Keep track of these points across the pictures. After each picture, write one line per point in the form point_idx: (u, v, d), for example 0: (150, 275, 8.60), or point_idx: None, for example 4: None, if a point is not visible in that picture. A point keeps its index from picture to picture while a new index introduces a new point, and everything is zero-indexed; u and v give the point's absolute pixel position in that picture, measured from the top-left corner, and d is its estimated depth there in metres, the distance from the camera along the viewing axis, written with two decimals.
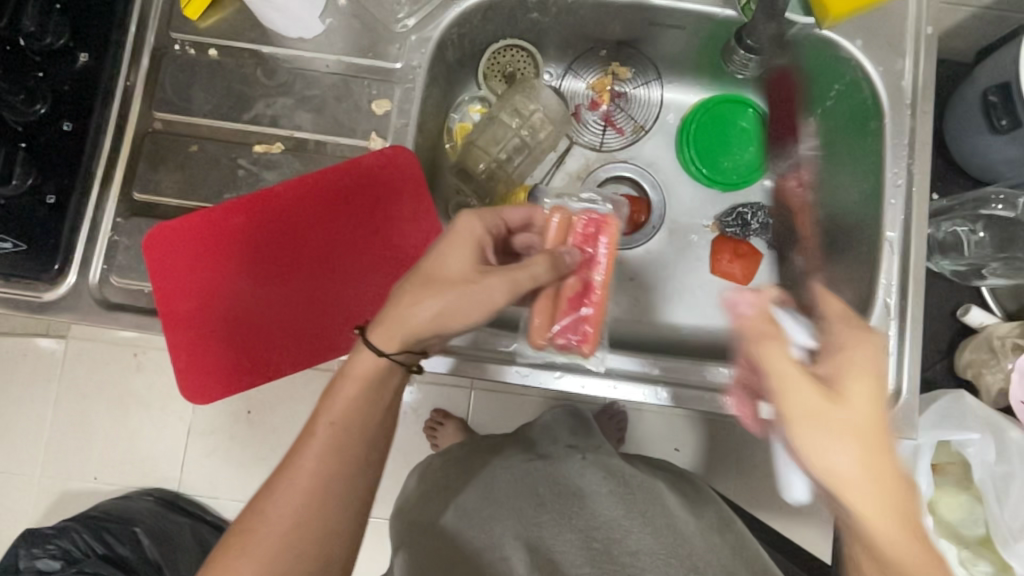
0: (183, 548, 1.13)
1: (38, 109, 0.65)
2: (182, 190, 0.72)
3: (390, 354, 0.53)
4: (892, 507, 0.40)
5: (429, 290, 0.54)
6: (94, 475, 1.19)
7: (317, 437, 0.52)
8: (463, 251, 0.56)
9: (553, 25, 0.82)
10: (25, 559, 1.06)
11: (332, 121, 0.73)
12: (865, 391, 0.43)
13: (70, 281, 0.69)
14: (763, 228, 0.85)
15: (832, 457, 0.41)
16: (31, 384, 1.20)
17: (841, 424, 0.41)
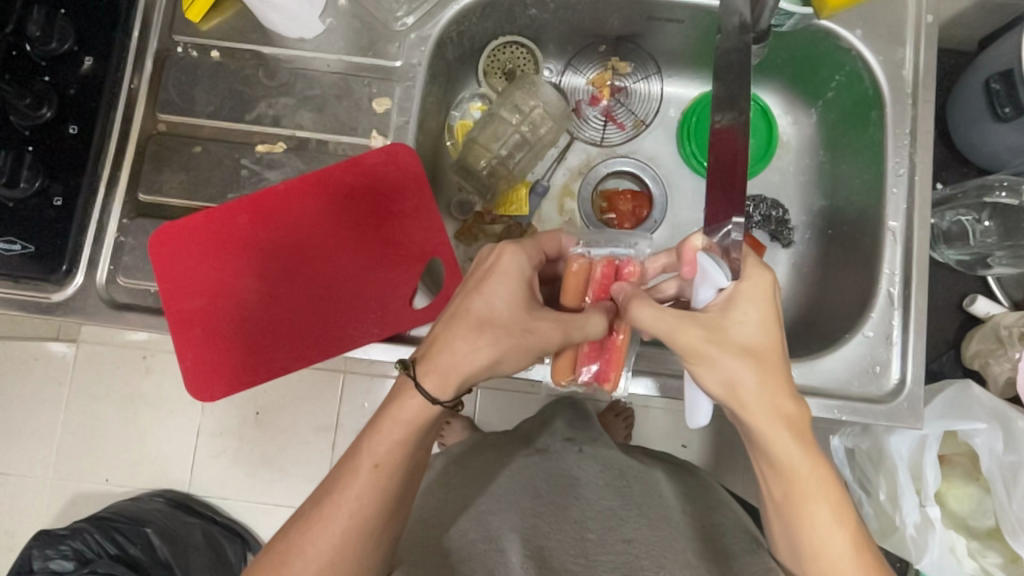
0: (194, 547, 1.15)
1: (44, 112, 0.67)
2: (186, 190, 0.73)
3: (444, 403, 0.53)
4: (777, 409, 0.51)
5: (484, 335, 0.53)
6: (106, 477, 1.20)
7: (361, 477, 0.54)
8: (509, 288, 0.56)
9: (552, 21, 0.82)
10: (39, 559, 1.06)
11: (332, 119, 0.74)
12: (748, 319, 0.52)
13: (78, 282, 0.70)
14: (764, 220, 0.85)
15: (722, 377, 0.51)
16: (43, 387, 1.22)
17: (723, 348, 0.51)
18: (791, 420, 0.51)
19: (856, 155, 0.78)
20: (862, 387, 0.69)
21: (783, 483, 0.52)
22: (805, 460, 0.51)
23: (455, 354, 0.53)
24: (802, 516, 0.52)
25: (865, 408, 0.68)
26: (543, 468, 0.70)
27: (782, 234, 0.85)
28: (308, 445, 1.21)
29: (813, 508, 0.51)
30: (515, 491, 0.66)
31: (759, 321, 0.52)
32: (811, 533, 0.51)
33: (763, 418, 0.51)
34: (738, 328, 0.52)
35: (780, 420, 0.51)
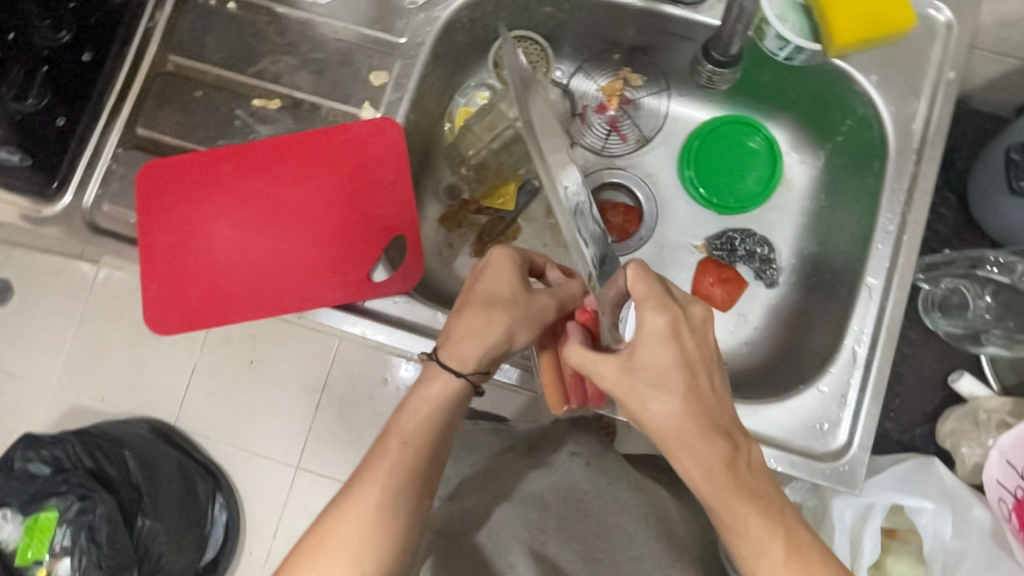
0: (166, 477, 1.15)
1: (62, 36, 0.71)
2: (180, 131, 0.75)
3: (467, 374, 0.60)
4: (689, 437, 0.52)
5: (493, 307, 0.60)
6: (101, 396, 1.26)
7: (391, 454, 0.59)
8: (508, 271, 0.62)
9: (568, 21, 0.81)
10: (21, 459, 1.10)
11: (330, 84, 0.75)
12: (658, 349, 0.52)
13: (66, 201, 0.74)
14: (749, 256, 0.83)
15: (634, 411, 0.54)
16: (58, 301, 1.28)
17: (632, 383, 0.53)
18: (705, 444, 0.52)
19: (854, 205, 0.76)
20: (805, 442, 0.67)
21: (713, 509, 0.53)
22: (726, 489, 0.52)
23: (473, 330, 0.59)
24: (741, 542, 0.52)
25: (804, 463, 0.65)
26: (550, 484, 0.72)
27: (766, 274, 0.83)
28: (291, 402, 1.24)
29: (747, 532, 0.51)
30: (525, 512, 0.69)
31: (665, 352, 0.52)
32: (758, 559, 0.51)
33: (682, 446, 0.53)
34: (651, 362, 0.53)
35: (695, 456, 0.52)
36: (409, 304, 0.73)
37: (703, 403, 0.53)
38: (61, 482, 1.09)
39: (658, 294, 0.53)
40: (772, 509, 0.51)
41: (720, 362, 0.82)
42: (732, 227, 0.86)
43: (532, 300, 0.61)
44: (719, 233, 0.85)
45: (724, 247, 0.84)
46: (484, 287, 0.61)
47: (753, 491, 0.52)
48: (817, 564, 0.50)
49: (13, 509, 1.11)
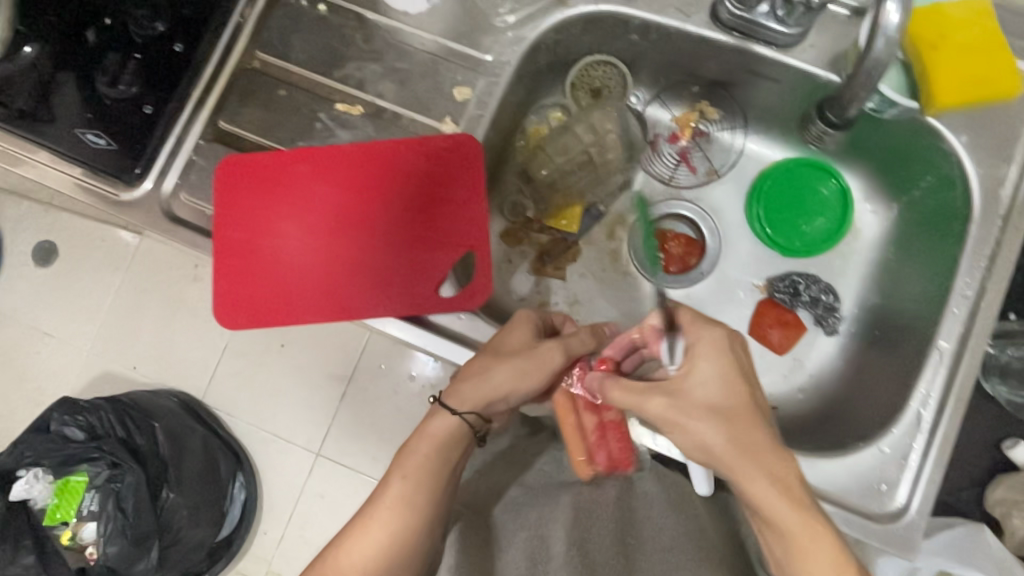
0: (191, 453, 1.17)
1: (157, 26, 0.74)
2: (261, 129, 0.76)
3: (460, 412, 0.65)
4: (754, 470, 0.52)
5: (500, 356, 0.65)
6: (133, 365, 1.27)
7: (392, 494, 0.64)
8: (522, 329, 0.67)
9: (650, 49, 0.80)
10: (56, 423, 1.12)
11: (412, 95, 0.75)
12: (710, 364, 0.55)
13: (145, 187, 0.75)
14: (812, 302, 0.83)
15: (697, 443, 0.54)
16: (101, 272, 1.30)
17: (690, 412, 0.54)
18: (770, 475, 0.52)
19: (927, 263, 0.74)
20: (860, 500, 0.66)
21: (781, 543, 0.52)
22: (791, 509, 0.52)
23: (476, 374, 0.65)
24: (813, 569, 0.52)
25: (859, 522, 0.65)
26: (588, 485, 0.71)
27: (827, 322, 0.83)
28: (314, 391, 1.23)
29: (815, 564, 0.51)
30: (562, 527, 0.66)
31: (720, 377, 0.55)
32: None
33: (746, 481, 0.52)
34: (703, 381, 0.55)
35: (762, 478, 0.52)
36: (472, 323, 0.73)
37: (759, 420, 0.54)
38: (93, 448, 1.12)
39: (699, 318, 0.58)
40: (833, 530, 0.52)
41: (771, 406, 0.82)
42: (795, 271, 0.85)
43: (534, 352, 0.65)
44: (783, 275, 0.84)
45: (786, 290, 0.83)
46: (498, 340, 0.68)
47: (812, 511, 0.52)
48: None
49: (44, 469, 1.12)
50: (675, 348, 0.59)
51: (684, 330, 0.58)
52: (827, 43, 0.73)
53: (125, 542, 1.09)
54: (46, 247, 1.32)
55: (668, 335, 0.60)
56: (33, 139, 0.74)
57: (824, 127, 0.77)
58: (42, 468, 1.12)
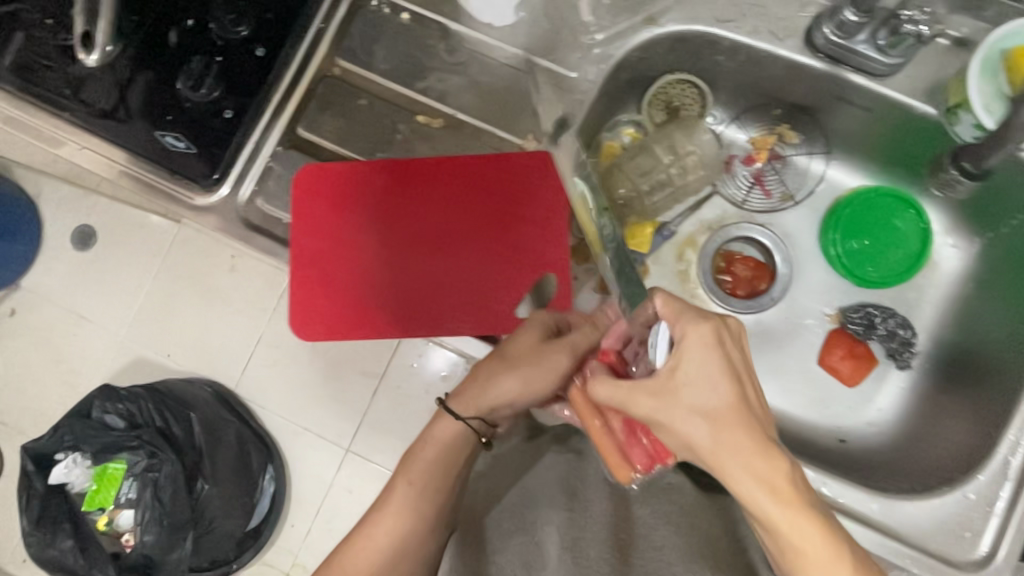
0: (226, 444, 0.97)
1: (241, 30, 0.73)
2: (340, 138, 0.75)
3: (464, 417, 0.64)
4: (756, 487, 0.42)
5: (508, 361, 0.63)
6: (165, 351, 1.03)
7: (399, 497, 0.64)
8: (529, 330, 0.65)
9: (737, 70, 0.78)
10: (98, 410, 0.97)
11: (494, 111, 0.74)
12: (700, 358, 0.45)
13: (221, 193, 0.74)
14: (887, 336, 0.81)
15: (685, 446, 0.45)
16: (138, 247, 1.05)
17: (674, 413, 0.45)
18: (772, 490, 0.42)
19: (1016, 304, 0.72)
20: (943, 547, 0.65)
21: (790, 566, 0.43)
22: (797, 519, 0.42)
23: (482, 381, 0.64)
24: None
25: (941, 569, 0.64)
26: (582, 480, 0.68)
27: (901, 357, 0.81)
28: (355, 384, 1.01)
29: None
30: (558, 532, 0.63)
31: (714, 372, 0.45)
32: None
33: (737, 490, 0.43)
34: (694, 376, 0.45)
35: (757, 488, 0.42)
36: None
37: (759, 421, 0.44)
38: (133, 437, 0.97)
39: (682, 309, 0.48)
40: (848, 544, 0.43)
41: (839, 439, 0.81)
42: (869, 303, 0.83)
43: (538, 353, 0.62)
44: (857, 306, 0.82)
45: (861, 322, 0.82)
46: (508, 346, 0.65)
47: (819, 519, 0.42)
48: None
49: (83, 454, 1.00)
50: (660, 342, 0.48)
51: (674, 319, 0.48)
52: (924, 74, 0.71)
53: (160, 530, 0.94)
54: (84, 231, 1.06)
55: (657, 325, 0.49)
56: (114, 141, 0.74)
57: (957, 174, 0.75)
58: (82, 451, 1.00)
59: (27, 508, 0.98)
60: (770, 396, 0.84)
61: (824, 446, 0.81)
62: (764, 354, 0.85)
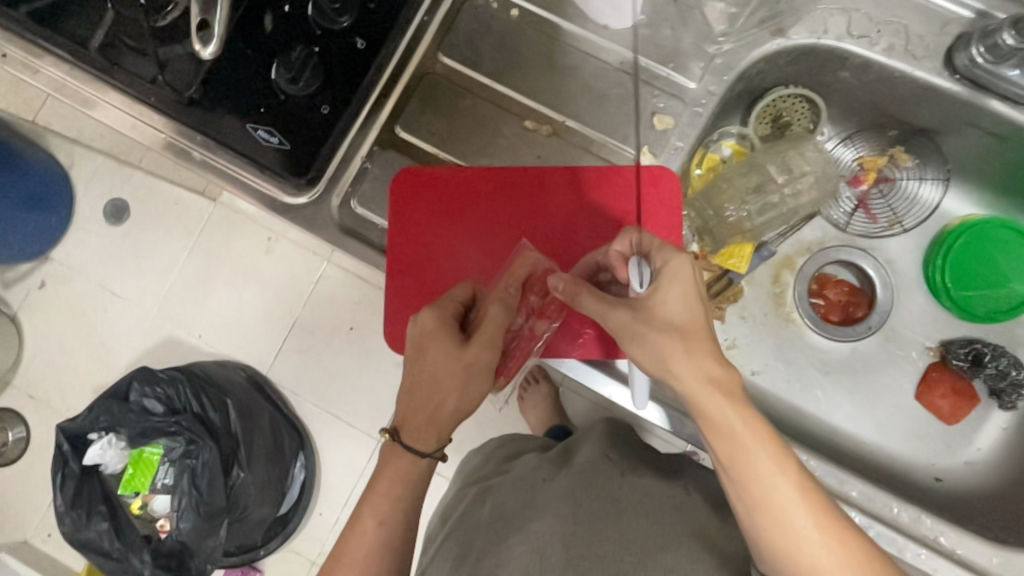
0: (261, 431, 1.03)
1: (343, 20, 0.67)
2: (442, 141, 0.73)
3: (431, 452, 0.59)
4: (708, 389, 0.47)
5: (439, 385, 0.57)
6: (200, 332, 1.09)
7: (364, 534, 0.58)
8: (497, 305, 0.61)
9: (858, 87, 0.74)
10: (135, 393, 1.00)
11: (606, 120, 0.71)
12: (675, 284, 0.52)
13: (316, 192, 0.71)
14: (997, 375, 0.77)
15: (655, 354, 0.49)
16: (171, 228, 1.11)
17: (654, 324, 0.50)
18: (722, 390, 0.47)
19: None
20: None
21: (736, 473, 0.46)
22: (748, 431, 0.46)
23: (422, 409, 0.58)
24: (768, 514, 0.45)
25: None
26: (593, 486, 0.57)
27: (1006, 398, 0.78)
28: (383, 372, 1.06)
29: (766, 491, 0.45)
30: (553, 534, 0.52)
31: (682, 292, 0.52)
32: (785, 530, 0.45)
33: (694, 394, 0.48)
34: (670, 296, 0.52)
35: (718, 396, 0.47)
36: None
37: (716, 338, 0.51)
38: (172, 423, 0.99)
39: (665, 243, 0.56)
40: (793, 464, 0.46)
41: (935, 478, 0.79)
42: (975, 338, 0.80)
43: (468, 363, 0.58)
44: (965, 342, 0.79)
45: (967, 358, 0.78)
46: (421, 369, 0.58)
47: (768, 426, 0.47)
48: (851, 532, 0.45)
49: (118, 436, 1.01)
50: (641, 273, 0.56)
51: (651, 253, 0.56)
52: None
53: (197, 518, 0.96)
54: (119, 204, 1.15)
55: (635, 258, 0.57)
56: (190, 125, 0.68)
57: None
58: (118, 433, 1.01)
59: (63, 487, 0.99)
60: (864, 427, 0.81)
61: (920, 482, 0.78)
62: (859, 384, 0.82)
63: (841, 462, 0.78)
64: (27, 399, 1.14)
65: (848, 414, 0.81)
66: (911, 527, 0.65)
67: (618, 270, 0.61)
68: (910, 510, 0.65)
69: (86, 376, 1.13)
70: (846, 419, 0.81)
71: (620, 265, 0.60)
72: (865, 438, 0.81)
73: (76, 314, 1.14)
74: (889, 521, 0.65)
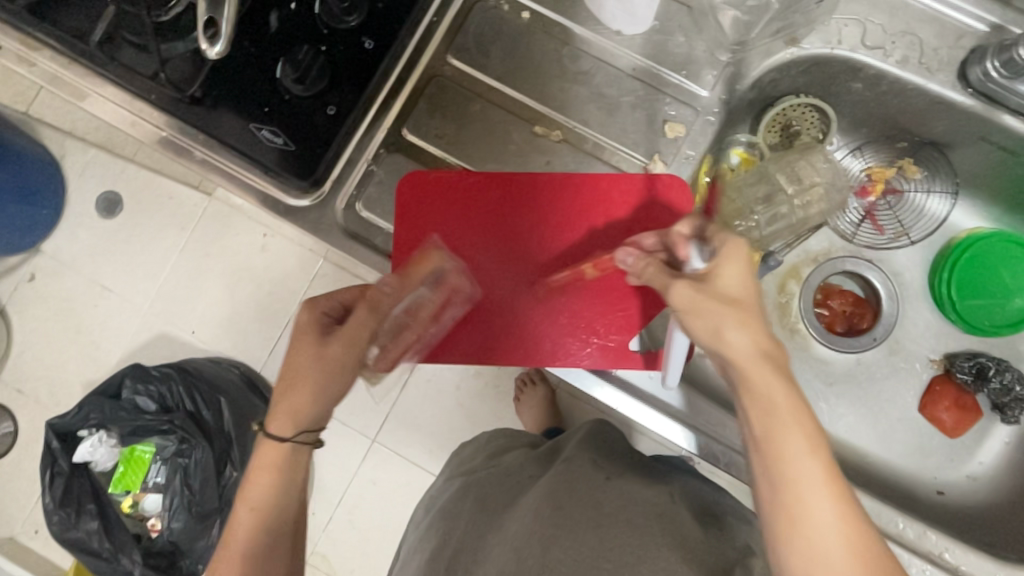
0: (254, 432, 1.01)
1: (350, 20, 0.66)
2: (449, 145, 0.71)
3: (289, 438, 0.55)
4: (757, 360, 0.45)
5: (296, 373, 0.56)
6: (193, 329, 1.07)
7: (241, 520, 0.56)
8: (362, 310, 0.58)
9: (869, 99, 0.74)
10: (127, 390, 0.99)
11: (618, 128, 0.70)
12: (729, 267, 0.50)
13: (321, 194, 0.69)
14: (999, 390, 0.77)
15: (709, 323, 0.47)
16: (165, 223, 1.10)
17: (710, 293, 0.48)
18: (771, 365, 0.45)
19: None
20: None
21: (767, 450, 0.43)
22: (787, 412, 0.43)
23: (285, 396, 0.56)
24: (791, 503, 0.42)
25: None
26: (570, 484, 0.54)
27: (1009, 412, 0.78)
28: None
29: (798, 480, 0.42)
30: (528, 534, 0.50)
31: (740, 270, 0.50)
32: (803, 516, 0.41)
33: (741, 363, 0.46)
34: (720, 276, 0.50)
35: (767, 370, 0.45)
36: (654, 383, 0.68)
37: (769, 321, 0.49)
38: (164, 421, 0.99)
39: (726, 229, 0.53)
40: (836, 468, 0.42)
41: (937, 491, 0.78)
42: (979, 352, 0.80)
43: (320, 355, 0.56)
44: (969, 355, 0.79)
45: (971, 372, 0.78)
46: (289, 364, 0.57)
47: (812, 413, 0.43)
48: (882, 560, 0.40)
49: (110, 433, 1.01)
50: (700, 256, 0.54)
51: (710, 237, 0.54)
52: None
53: (189, 518, 0.98)
54: (111, 197, 1.13)
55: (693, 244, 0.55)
56: (192, 124, 0.66)
57: None
58: (109, 431, 1.01)
59: (53, 485, 0.97)
60: (867, 439, 0.80)
61: (922, 496, 0.78)
62: (864, 396, 0.81)
63: (843, 474, 0.78)
64: (16, 394, 1.11)
65: (851, 426, 0.81)
66: (917, 543, 0.64)
67: (677, 250, 0.56)
68: (915, 525, 0.65)
69: (75, 372, 1.11)
70: (850, 430, 0.81)
71: (682, 245, 0.56)
72: (868, 450, 0.80)
73: (66, 309, 1.12)
74: (894, 537, 0.65)
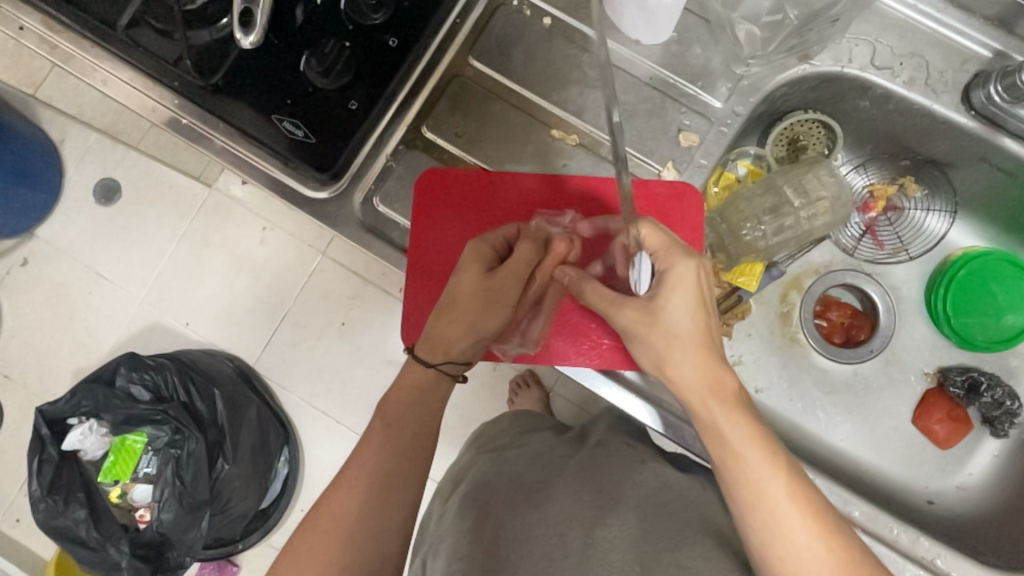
0: (247, 426, 0.99)
1: (377, 17, 0.66)
2: (468, 144, 0.73)
3: (434, 364, 0.60)
4: (700, 391, 0.50)
5: (452, 310, 0.60)
6: (187, 320, 1.07)
7: (374, 438, 0.58)
8: (527, 244, 0.62)
9: (875, 116, 0.77)
10: (121, 379, 0.97)
11: (635, 134, 0.72)
12: (676, 298, 0.52)
13: (340, 187, 0.70)
14: (991, 404, 0.80)
15: (651, 357, 0.53)
16: (165, 212, 1.09)
17: (652, 330, 0.52)
18: (716, 394, 0.49)
19: None
20: None
21: (725, 469, 0.48)
22: (740, 428, 0.48)
23: (435, 328, 0.60)
24: (760, 512, 0.46)
25: None
26: (606, 466, 0.58)
27: (998, 425, 0.80)
28: (374, 372, 1.01)
29: (760, 489, 0.46)
30: (572, 518, 0.52)
31: (685, 300, 0.52)
32: (773, 519, 0.46)
33: (689, 395, 0.51)
34: (669, 306, 0.52)
35: (710, 398, 0.49)
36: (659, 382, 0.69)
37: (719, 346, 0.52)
38: (158, 410, 0.97)
39: (674, 247, 0.54)
40: (793, 469, 0.47)
41: (928, 500, 0.81)
42: (972, 367, 0.82)
43: (490, 286, 0.60)
44: (961, 370, 0.81)
45: (963, 386, 0.80)
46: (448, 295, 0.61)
47: (762, 428, 0.48)
48: (851, 551, 0.46)
49: (101, 422, 1.00)
50: (643, 268, 0.55)
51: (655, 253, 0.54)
52: None
53: (179, 510, 0.93)
54: (109, 184, 1.13)
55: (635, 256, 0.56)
56: (211, 113, 0.67)
57: None
58: (100, 420, 1.00)
59: (40, 472, 0.96)
60: (861, 447, 0.83)
61: (914, 504, 0.80)
62: (860, 404, 0.83)
63: (840, 481, 0.80)
64: (3, 379, 1.11)
65: (846, 434, 0.83)
66: (911, 548, 0.66)
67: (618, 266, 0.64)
68: (909, 531, 0.67)
69: (66, 359, 1.10)
70: (846, 437, 0.83)
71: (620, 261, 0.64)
72: (863, 458, 0.82)
73: (58, 295, 1.11)
74: (890, 542, 0.66)
